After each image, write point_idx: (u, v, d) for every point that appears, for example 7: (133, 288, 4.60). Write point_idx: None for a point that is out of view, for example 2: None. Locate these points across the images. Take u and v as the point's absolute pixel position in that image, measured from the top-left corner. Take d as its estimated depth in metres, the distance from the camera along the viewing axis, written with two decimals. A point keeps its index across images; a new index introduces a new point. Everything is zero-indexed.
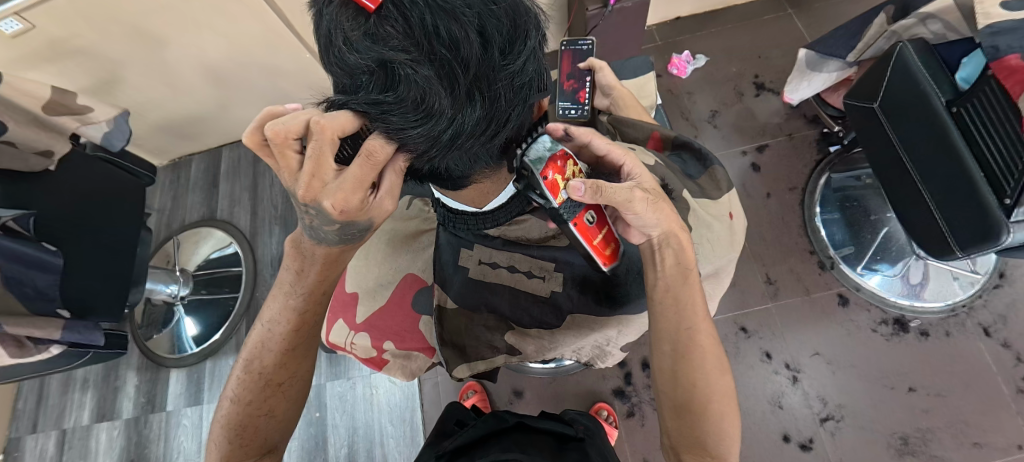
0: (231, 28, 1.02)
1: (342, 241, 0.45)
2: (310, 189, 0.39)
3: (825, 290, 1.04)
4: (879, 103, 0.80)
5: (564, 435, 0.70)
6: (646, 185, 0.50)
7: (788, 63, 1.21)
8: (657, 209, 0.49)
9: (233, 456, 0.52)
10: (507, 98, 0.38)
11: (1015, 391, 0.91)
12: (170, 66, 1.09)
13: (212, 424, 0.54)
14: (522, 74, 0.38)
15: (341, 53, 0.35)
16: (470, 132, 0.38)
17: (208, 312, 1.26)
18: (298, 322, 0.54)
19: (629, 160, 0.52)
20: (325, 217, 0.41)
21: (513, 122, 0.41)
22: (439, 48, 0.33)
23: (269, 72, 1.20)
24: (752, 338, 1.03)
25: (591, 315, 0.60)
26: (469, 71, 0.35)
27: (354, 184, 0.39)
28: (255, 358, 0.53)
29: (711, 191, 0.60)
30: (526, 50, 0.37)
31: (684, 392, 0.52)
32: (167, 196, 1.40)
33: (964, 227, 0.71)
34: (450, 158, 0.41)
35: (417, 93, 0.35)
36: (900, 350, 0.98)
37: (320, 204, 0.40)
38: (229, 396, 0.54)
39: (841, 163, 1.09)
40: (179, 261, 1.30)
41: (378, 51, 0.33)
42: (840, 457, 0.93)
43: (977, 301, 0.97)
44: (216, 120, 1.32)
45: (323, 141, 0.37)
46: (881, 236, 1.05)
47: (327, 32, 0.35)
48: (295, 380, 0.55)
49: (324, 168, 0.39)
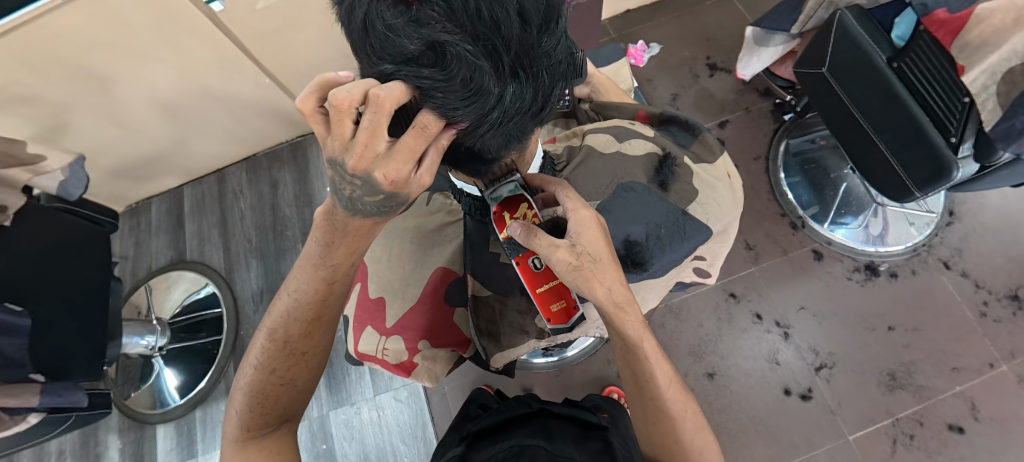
0: (183, 59, 0.98)
1: (379, 213, 0.40)
2: (361, 160, 0.34)
3: (800, 248, 1.10)
4: (827, 68, 0.85)
5: (588, 422, 0.65)
6: (577, 248, 0.48)
7: (735, 42, 1.28)
8: (577, 273, 0.48)
9: (254, 424, 0.51)
10: (542, 75, 0.38)
11: (979, 316, 1.00)
12: (120, 106, 1.03)
13: (233, 387, 0.53)
14: (557, 51, 0.38)
15: (380, 42, 0.33)
16: (510, 109, 0.38)
17: (190, 360, 1.20)
18: (325, 293, 0.51)
19: (582, 218, 0.49)
20: (370, 189, 0.37)
21: (553, 96, 0.42)
22: (483, 29, 0.33)
23: (226, 102, 1.16)
24: (741, 302, 1.08)
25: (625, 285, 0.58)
26: (511, 50, 0.34)
27: (409, 155, 0.35)
28: (279, 327, 0.52)
29: (705, 157, 0.62)
30: (560, 25, 0.37)
31: (659, 438, 0.53)
32: (129, 243, 1.33)
33: (916, 167, 0.77)
34: (488, 136, 0.40)
35: (467, 72, 0.34)
36: (874, 293, 1.05)
37: (371, 175, 0.35)
38: (252, 362, 0.53)
39: (796, 129, 1.18)
40: (151, 309, 1.23)
41: (423, 35, 0.32)
42: (839, 402, 0.99)
43: (933, 239, 1.06)
44: (174, 159, 1.26)
45: (382, 112, 0.32)
46: (842, 191, 1.12)
47: (361, 21, 0.33)
48: (317, 350, 0.54)
49: (380, 140, 0.34)
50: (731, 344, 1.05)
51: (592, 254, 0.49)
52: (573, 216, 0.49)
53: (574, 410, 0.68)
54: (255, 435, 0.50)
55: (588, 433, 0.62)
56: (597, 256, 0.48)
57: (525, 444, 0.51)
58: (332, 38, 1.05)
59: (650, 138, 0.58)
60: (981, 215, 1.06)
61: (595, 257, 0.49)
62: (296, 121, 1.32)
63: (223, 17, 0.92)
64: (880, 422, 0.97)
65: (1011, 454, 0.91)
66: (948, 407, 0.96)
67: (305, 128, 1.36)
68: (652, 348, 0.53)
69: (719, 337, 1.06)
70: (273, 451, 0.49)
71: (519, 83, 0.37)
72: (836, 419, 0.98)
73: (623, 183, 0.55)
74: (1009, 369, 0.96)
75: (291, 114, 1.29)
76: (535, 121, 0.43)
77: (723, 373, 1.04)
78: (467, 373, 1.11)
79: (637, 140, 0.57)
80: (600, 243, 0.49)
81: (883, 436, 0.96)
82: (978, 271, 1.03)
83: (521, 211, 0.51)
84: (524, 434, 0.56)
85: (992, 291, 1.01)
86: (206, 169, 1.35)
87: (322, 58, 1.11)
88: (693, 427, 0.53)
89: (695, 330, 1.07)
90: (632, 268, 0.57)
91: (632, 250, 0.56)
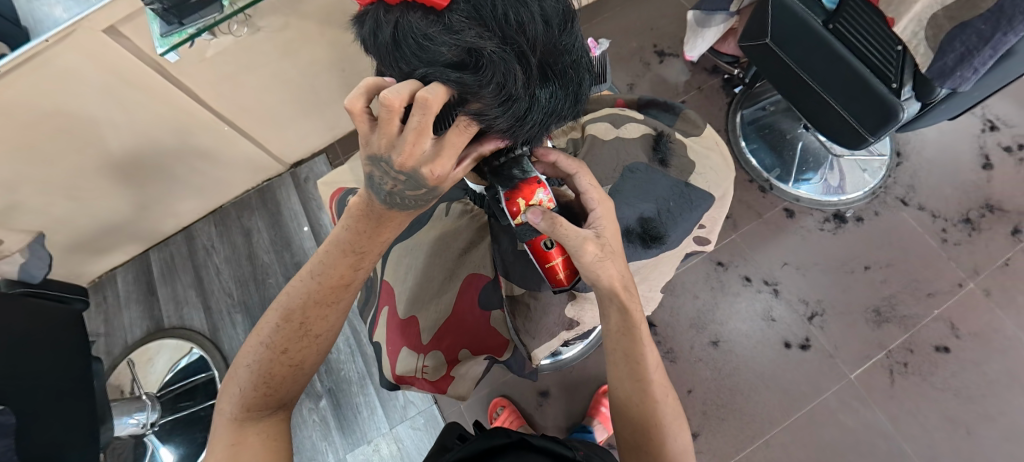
0: (140, 115, 0.93)
1: (417, 204, 0.43)
2: (408, 158, 0.37)
3: (773, 209, 1.16)
4: (769, 39, 0.90)
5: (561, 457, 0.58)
6: (602, 240, 0.51)
7: (678, 28, 1.35)
8: (600, 265, 0.50)
9: (255, 405, 0.49)
10: (568, 73, 0.40)
11: (941, 242, 1.08)
12: (74, 176, 0.97)
13: (237, 363, 0.52)
14: (576, 48, 0.40)
15: (412, 54, 0.35)
16: (540, 109, 0.39)
17: (188, 431, 1.14)
18: (348, 279, 0.51)
19: (606, 213, 0.53)
20: (414, 184, 0.39)
21: (577, 96, 0.44)
22: (512, 34, 0.35)
23: (188, 157, 1.11)
24: (729, 268, 1.13)
25: (643, 260, 0.62)
26: (538, 50, 0.36)
27: (452, 152, 0.37)
28: (295, 307, 0.51)
29: (690, 130, 0.69)
30: (577, 24, 0.39)
31: (638, 417, 0.52)
32: (98, 320, 1.25)
33: (869, 116, 0.82)
34: (519, 138, 0.42)
35: (501, 76, 0.35)
36: (846, 238, 1.12)
37: (417, 170, 0.38)
38: (262, 338, 0.51)
39: (747, 100, 1.25)
40: (134, 387, 1.16)
41: (457, 41, 0.34)
42: (835, 345, 1.05)
43: (888, 180, 1.15)
44: (136, 224, 1.20)
45: (430, 114, 0.34)
46: (799, 150, 1.20)
47: (392, 37, 0.35)
48: (329, 334, 0.52)
49: (426, 139, 0.36)
50: (727, 309, 1.10)
51: (611, 245, 0.52)
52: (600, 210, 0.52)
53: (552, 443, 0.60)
54: (255, 417, 0.49)
55: None
56: (614, 248, 0.52)
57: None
58: (288, 74, 1.04)
59: (642, 121, 0.66)
60: (924, 152, 1.16)
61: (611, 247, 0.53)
62: (260, 166, 1.28)
63: (175, 71, 0.88)
64: (875, 356, 1.03)
65: (992, 363, 1.00)
66: (930, 330, 1.03)
67: (269, 171, 1.32)
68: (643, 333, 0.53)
69: (715, 304, 1.10)
70: (268, 436, 0.48)
71: (546, 82, 0.39)
72: (836, 361, 1.03)
73: (627, 165, 0.63)
74: (976, 285, 1.05)
75: (255, 159, 1.25)
76: (560, 122, 0.45)
77: (726, 339, 1.07)
78: (480, 387, 1.11)
79: (631, 125, 0.65)
80: (614, 236, 0.53)
81: (881, 369, 1.02)
82: (932, 203, 1.12)
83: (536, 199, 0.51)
84: None
85: (947, 219, 1.10)
86: (171, 229, 1.29)
87: (281, 95, 1.09)
88: (668, 409, 0.52)
89: (692, 302, 1.11)
90: (651, 243, 0.61)
91: (647, 225, 0.61)
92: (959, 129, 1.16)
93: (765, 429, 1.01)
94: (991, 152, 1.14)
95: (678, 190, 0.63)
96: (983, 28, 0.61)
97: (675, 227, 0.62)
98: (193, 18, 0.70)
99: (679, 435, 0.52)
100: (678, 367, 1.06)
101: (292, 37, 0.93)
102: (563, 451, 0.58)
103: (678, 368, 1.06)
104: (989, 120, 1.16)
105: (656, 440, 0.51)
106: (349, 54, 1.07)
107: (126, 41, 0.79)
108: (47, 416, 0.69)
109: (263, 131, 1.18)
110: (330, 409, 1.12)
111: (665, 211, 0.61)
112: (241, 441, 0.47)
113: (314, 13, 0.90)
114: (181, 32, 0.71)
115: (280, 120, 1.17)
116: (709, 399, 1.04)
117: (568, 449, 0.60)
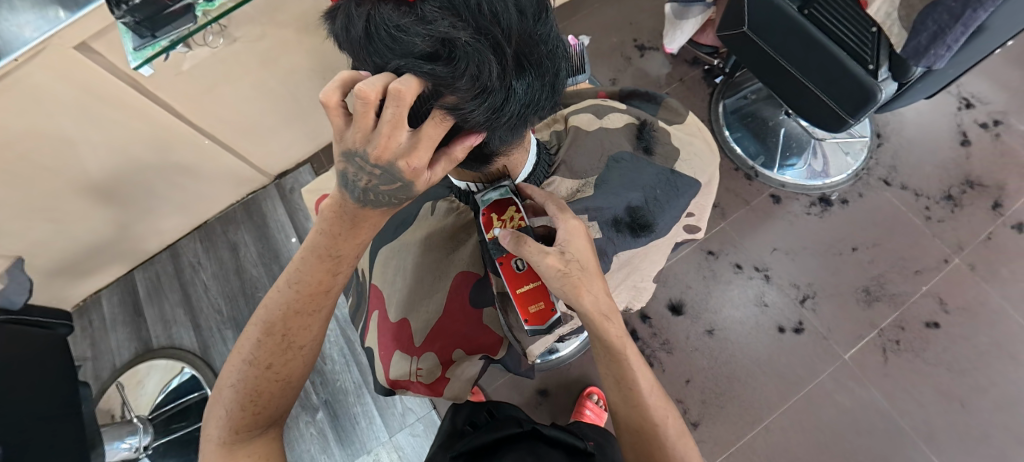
0: (117, 132, 0.91)
1: (392, 202, 0.42)
2: (384, 151, 0.36)
3: (759, 196, 1.17)
4: (747, 26, 0.91)
5: (575, 450, 0.58)
6: (566, 256, 0.50)
7: (656, 21, 1.36)
8: (565, 279, 0.49)
9: (243, 425, 0.49)
10: (543, 64, 0.40)
11: (925, 220, 1.10)
12: (53, 199, 0.95)
13: (222, 384, 0.51)
14: (552, 39, 0.40)
15: (385, 46, 0.34)
16: (516, 101, 0.39)
17: (183, 452, 1.12)
18: (327, 286, 0.50)
19: (577, 229, 0.51)
20: (389, 178, 0.38)
21: (554, 88, 0.44)
22: (486, 23, 0.34)
23: (169, 173, 1.09)
24: (720, 257, 1.13)
25: (633, 249, 0.61)
26: (512, 40, 0.36)
27: (428, 145, 0.37)
28: (276, 320, 0.50)
29: (672, 118, 0.70)
30: (551, 14, 0.39)
31: (618, 394, 0.54)
32: (84, 345, 1.22)
33: (848, 99, 0.82)
34: (495, 132, 0.42)
35: (475, 67, 0.34)
36: (832, 221, 1.13)
37: (392, 164, 0.37)
38: (244, 356, 0.50)
39: (728, 89, 1.26)
40: (126, 411, 1.13)
41: (429, 32, 0.33)
42: (827, 327, 1.06)
43: (870, 162, 1.16)
44: (119, 244, 1.17)
45: (404, 105, 0.33)
46: (782, 136, 1.21)
47: (365, 30, 0.34)
48: (314, 344, 0.52)
49: (401, 131, 0.36)
50: (719, 297, 1.10)
51: (580, 261, 0.50)
52: (563, 226, 0.51)
53: (563, 434, 0.60)
54: (245, 438, 0.49)
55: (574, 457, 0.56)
56: (585, 265, 0.50)
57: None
58: (268, 84, 1.02)
59: (625, 111, 0.66)
60: (904, 132, 1.18)
61: (584, 263, 0.50)
62: (243, 179, 1.26)
63: (151, 86, 0.87)
64: (867, 336, 1.04)
65: (981, 336, 1.01)
66: (919, 307, 1.05)
67: (254, 184, 1.31)
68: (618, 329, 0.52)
69: (708, 293, 1.11)
70: (259, 456, 0.48)
71: (521, 73, 0.38)
72: (830, 343, 1.04)
73: (613, 155, 0.62)
74: (961, 260, 1.06)
75: (239, 173, 1.23)
76: (538, 114, 0.45)
77: (721, 328, 1.08)
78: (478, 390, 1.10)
79: (614, 115, 0.65)
80: (587, 252, 0.51)
81: (873, 348, 1.03)
82: (915, 182, 1.13)
83: (508, 214, 0.53)
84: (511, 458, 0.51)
85: (930, 197, 1.12)
86: (155, 248, 1.27)
87: (261, 106, 1.08)
88: (652, 393, 0.53)
89: (685, 292, 1.11)
90: (640, 232, 0.61)
91: (636, 215, 0.60)
92: (936, 108, 1.18)
93: (764, 414, 1.01)
94: (968, 128, 1.16)
95: (662, 178, 0.62)
96: (954, 6, 0.62)
97: (662, 215, 0.62)
98: (165, 30, 0.67)
99: (672, 417, 0.54)
100: (675, 358, 1.07)
101: (269, 46, 0.92)
102: (575, 443, 0.59)
103: (675, 359, 1.07)
104: (965, 98, 1.19)
105: (649, 423, 0.52)
106: (329, 61, 1.06)
107: (99, 57, 0.77)
108: (33, 445, 0.67)
109: (246, 144, 1.17)
110: (328, 421, 1.10)
111: (652, 200, 0.61)
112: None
113: (290, 22, 0.89)
114: (154, 44, 0.69)
115: (262, 131, 1.16)
116: (707, 388, 1.04)
117: (580, 441, 0.60)
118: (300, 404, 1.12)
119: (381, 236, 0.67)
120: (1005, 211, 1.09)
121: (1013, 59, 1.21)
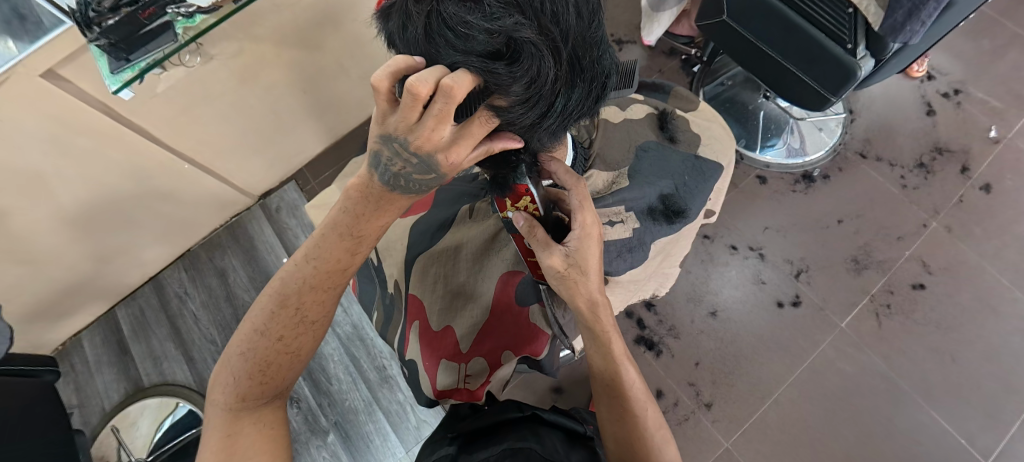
0: (91, 163, 0.86)
1: (420, 189, 0.43)
2: (425, 142, 0.37)
3: (746, 177, 1.21)
4: (727, 14, 0.92)
5: (575, 433, 0.57)
6: (569, 258, 0.51)
7: (631, 16, 1.38)
8: (562, 279, 0.52)
9: (250, 394, 0.47)
10: (591, 68, 0.40)
11: (902, 188, 1.16)
12: (23, 239, 0.88)
13: (230, 350, 0.49)
14: (603, 44, 0.41)
15: (446, 41, 0.34)
16: (562, 103, 0.40)
17: None
18: (345, 265, 0.48)
19: (589, 234, 0.52)
20: (425, 168, 0.39)
21: (600, 96, 0.45)
22: (549, 25, 0.35)
23: (147, 203, 1.03)
24: (715, 239, 1.17)
25: (669, 234, 0.67)
26: (569, 41, 0.36)
27: (470, 141, 0.38)
28: (291, 292, 0.48)
29: (685, 102, 0.75)
30: (605, 20, 0.39)
31: (602, 379, 0.54)
32: (69, 391, 1.15)
33: (830, 78, 0.83)
34: (532, 133, 0.43)
35: (532, 70, 0.35)
36: (817, 195, 1.18)
37: (430, 155, 0.38)
38: (254, 325, 0.48)
39: (706, 77, 1.29)
40: (123, 456, 1.08)
41: (495, 28, 0.33)
42: (822, 298, 1.10)
43: (846, 137, 1.22)
44: (95, 282, 1.11)
45: (453, 101, 0.33)
46: (762, 119, 1.25)
47: (426, 25, 0.34)
48: (326, 320, 0.50)
49: (446, 125, 0.36)
50: (717, 278, 1.13)
51: (582, 265, 0.52)
52: (579, 227, 0.51)
53: (564, 418, 0.58)
54: (251, 406, 0.47)
55: (575, 443, 0.54)
56: (586, 269, 0.52)
57: (519, 447, 0.47)
58: (247, 102, 0.98)
59: (646, 101, 0.71)
60: (873, 106, 1.24)
61: (585, 266, 0.52)
62: (227, 202, 1.21)
63: (126, 112, 0.82)
64: (861, 302, 1.09)
65: (963, 292, 1.08)
66: (904, 270, 1.10)
67: (238, 206, 1.26)
68: (608, 319, 0.54)
69: (707, 276, 1.14)
70: (265, 424, 0.47)
71: (570, 77, 0.39)
72: (827, 313, 1.09)
73: (640, 145, 0.68)
74: (938, 224, 1.13)
75: (221, 196, 1.18)
76: (580, 118, 0.46)
77: (723, 309, 1.11)
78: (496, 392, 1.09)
79: (635, 106, 0.70)
80: (595, 257, 0.53)
81: (867, 314, 1.08)
82: (888, 153, 1.20)
83: (523, 203, 0.53)
84: (514, 439, 0.49)
85: (903, 166, 1.18)
86: (136, 282, 1.21)
87: (243, 124, 1.04)
88: (634, 385, 0.53)
89: (685, 278, 1.14)
90: (676, 217, 0.66)
91: (667, 201, 0.66)
92: (901, 82, 1.25)
93: (773, 387, 1.04)
94: (932, 99, 1.23)
95: (686, 164, 0.68)
96: None
97: (693, 199, 0.67)
98: (141, 52, 0.60)
99: (651, 409, 0.53)
100: (682, 343, 1.09)
101: (249, 61, 0.88)
102: (576, 427, 0.57)
103: (683, 343, 1.09)
104: (926, 70, 1.26)
105: (629, 412, 0.52)
106: (309, 74, 1.03)
107: (70, 86, 0.72)
108: None
109: (227, 165, 1.12)
110: (340, 443, 1.07)
111: (682, 187, 0.67)
112: (236, 431, 0.45)
113: (269, 35, 0.85)
114: (133, 66, 0.61)
115: (243, 150, 1.11)
116: (716, 368, 1.06)
117: (579, 425, 0.58)
118: (309, 430, 1.09)
119: (414, 241, 0.68)
120: (972, 175, 1.16)
121: (965, 32, 1.29)
